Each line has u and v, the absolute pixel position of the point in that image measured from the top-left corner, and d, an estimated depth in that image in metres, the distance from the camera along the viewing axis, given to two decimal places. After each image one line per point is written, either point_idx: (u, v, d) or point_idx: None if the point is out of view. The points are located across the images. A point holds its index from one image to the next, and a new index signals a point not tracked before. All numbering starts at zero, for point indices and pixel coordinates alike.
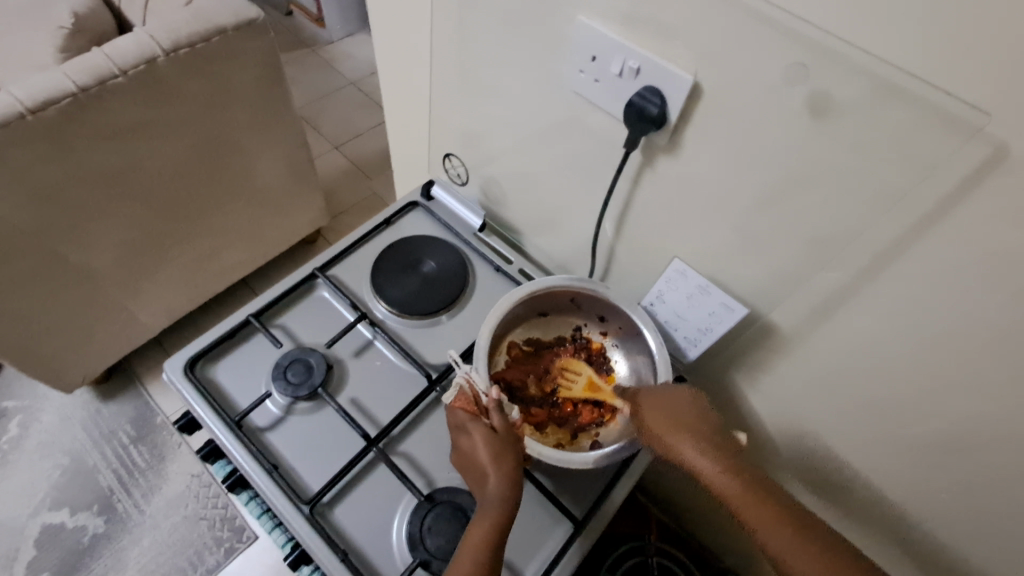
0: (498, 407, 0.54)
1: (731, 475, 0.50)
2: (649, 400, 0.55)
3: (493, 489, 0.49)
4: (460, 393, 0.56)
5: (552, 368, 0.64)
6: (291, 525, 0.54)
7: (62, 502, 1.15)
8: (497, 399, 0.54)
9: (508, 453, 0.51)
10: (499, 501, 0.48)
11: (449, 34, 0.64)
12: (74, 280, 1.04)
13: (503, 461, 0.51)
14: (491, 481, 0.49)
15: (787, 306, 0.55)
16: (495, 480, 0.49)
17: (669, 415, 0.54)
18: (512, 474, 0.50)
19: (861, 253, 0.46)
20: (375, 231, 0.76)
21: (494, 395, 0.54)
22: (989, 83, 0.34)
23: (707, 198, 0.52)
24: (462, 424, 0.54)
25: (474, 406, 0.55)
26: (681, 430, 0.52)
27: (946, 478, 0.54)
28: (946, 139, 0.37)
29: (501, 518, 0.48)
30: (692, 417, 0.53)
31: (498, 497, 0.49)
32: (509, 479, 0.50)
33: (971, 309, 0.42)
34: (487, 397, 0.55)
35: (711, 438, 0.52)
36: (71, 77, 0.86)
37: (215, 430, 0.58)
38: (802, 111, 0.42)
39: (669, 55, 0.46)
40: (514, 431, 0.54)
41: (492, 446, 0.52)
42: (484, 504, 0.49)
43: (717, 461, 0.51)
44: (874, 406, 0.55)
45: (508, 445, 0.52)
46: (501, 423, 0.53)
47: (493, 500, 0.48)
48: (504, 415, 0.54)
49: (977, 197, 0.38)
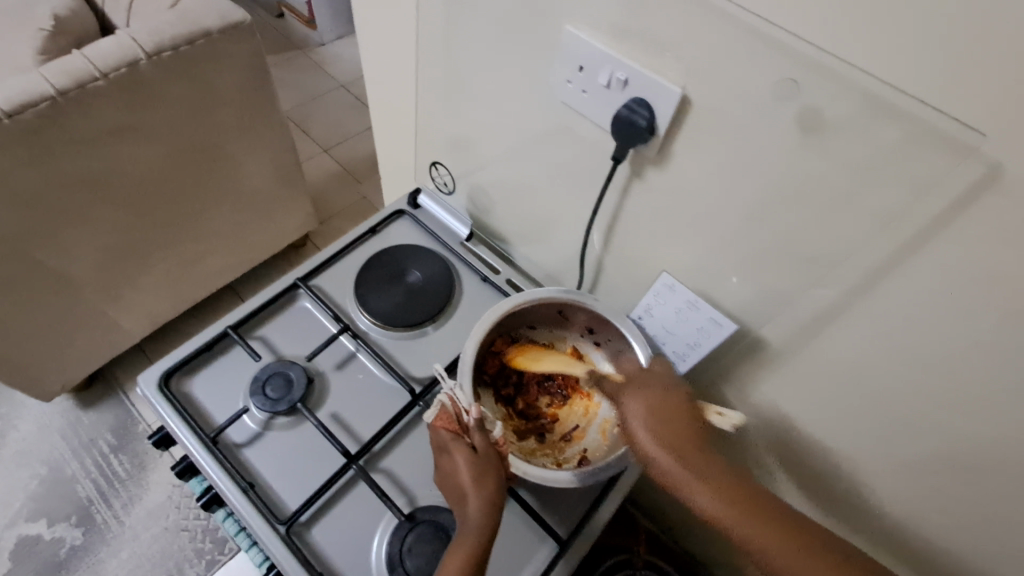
0: (479, 425, 0.52)
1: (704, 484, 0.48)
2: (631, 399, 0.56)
3: (473, 508, 0.48)
4: (441, 410, 0.53)
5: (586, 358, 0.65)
6: (266, 544, 0.53)
7: (39, 513, 1.12)
8: (480, 416, 0.52)
9: (491, 473, 0.50)
10: (479, 525, 0.47)
11: (435, 42, 0.63)
12: (53, 285, 1.01)
13: (486, 483, 0.49)
14: (472, 503, 0.48)
15: (776, 323, 0.54)
16: (476, 502, 0.48)
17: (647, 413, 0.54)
18: (496, 493, 0.49)
19: (852, 272, 0.45)
20: (361, 240, 0.74)
21: (476, 413, 0.52)
22: (984, 105, 0.33)
23: (696, 212, 0.51)
24: (443, 444, 0.52)
25: (455, 425, 0.52)
26: (648, 423, 0.53)
27: (938, 498, 0.54)
28: (940, 159, 0.36)
29: (479, 543, 0.46)
30: (663, 408, 0.54)
31: (478, 522, 0.47)
32: (491, 503, 0.48)
33: (965, 329, 0.41)
34: (469, 414, 0.52)
35: (682, 432, 0.52)
36: (50, 80, 0.84)
37: (190, 446, 0.57)
38: (792, 127, 0.41)
39: (658, 68, 0.45)
40: (496, 449, 0.52)
41: (474, 462, 0.50)
42: (464, 528, 0.47)
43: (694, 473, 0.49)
44: (865, 423, 0.54)
45: (490, 465, 0.50)
46: (482, 442, 0.51)
47: (472, 523, 0.47)
48: (486, 434, 0.52)
49: (974, 214, 0.37)
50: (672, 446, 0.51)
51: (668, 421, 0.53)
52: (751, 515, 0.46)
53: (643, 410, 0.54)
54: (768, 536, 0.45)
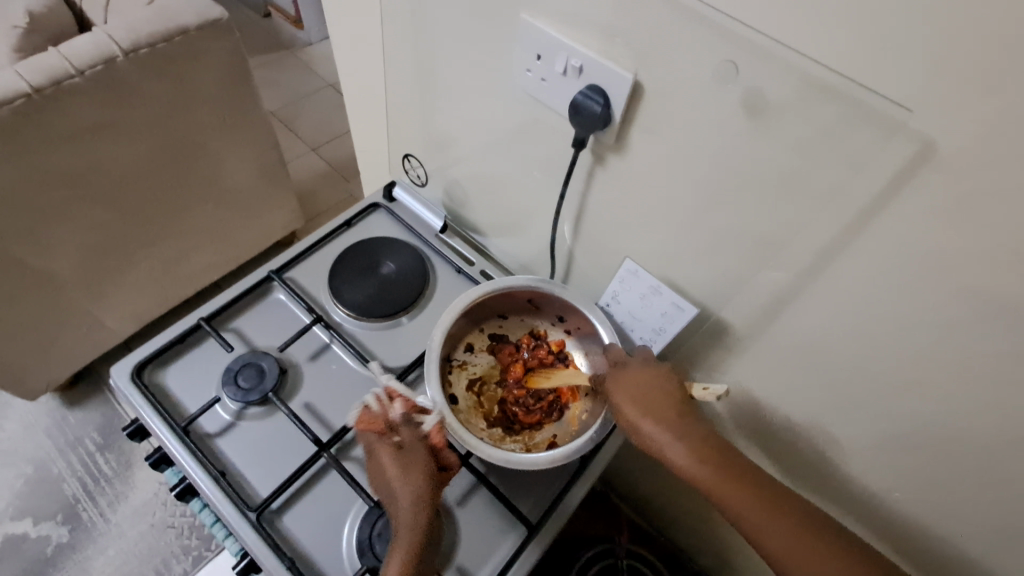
0: (405, 421, 0.54)
1: (697, 460, 0.49)
2: (617, 374, 0.55)
3: (406, 499, 0.49)
4: (364, 414, 0.55)
5: (556, 345, 0.65)
6: (238, 531, 0.53)
7: (24, 511, 1.12)
8: (405, 414, 0.54)
9: (418, 468, 0.51)
10: (410, 522, 0.48)
11: (401, 35, 0.63)
12: (34, 284, 1.02)
13: (414, 479, 0.50)
14: (400, 503, 0.49)
15: (737, 305, 0.55)
16: (404, 501, 0.49)
17: (634, 390, 0.53)
18: (429, 482, 0.50)
19: (803, 252, 0.46)
20: (336, 233, 0.75)
21: (400, 411, 0.54)
22: (913, 82, 0.34)
23: (655, 196, 0.52)
24: (370, 446, 0.53)
25: (381, 424, 0.54)
26: (638, 401, 0.52)
27: (899, 475, 0.55)
28: (875, 138, 0.37)
29: (414, 539, 0.48)
30: (654, 385, 0.53)
31: (409, 521, 0.48)
32: (420, 499, 0.49)
33: (911, 303, 0.42)
34: (393, 413, 0.54)
35: (674, 411, 0.52)
36: (25, 78, 0.85)
37: (162, 436, 0.57)
38: (737, 109, 0.42)
39: (609, 54, 0.45)
40: (425, 442, 0.53)
41: (403, 455, 0.51)
42: (397, 527, 0.49)
43: (689, 448, 0.49)
44: (829, 402, 0.55)
45: (417, 460, 0.51)
46: (409, 438, 0.53)
47: (404, 521, 0.48)
48: (413, 429, 0.54)
49: (909, 189, 0.38)
50: (668, 422, 0.51)
51: (659, 397, 0.53)
52: (744, 489, 0.48)
53: (631, 387, 0.53)
54: (759, 511, 0.47)
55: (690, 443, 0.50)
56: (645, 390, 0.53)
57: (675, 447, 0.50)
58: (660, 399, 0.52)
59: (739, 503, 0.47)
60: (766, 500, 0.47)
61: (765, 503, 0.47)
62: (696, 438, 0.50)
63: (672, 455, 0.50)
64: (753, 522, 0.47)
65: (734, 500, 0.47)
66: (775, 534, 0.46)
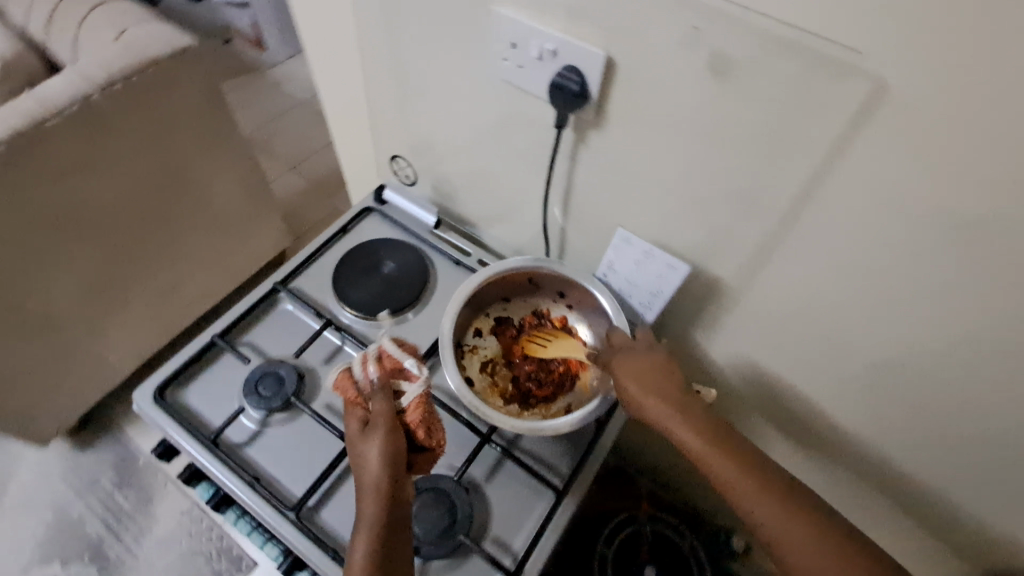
0: (376, 392, 0.54)
1: (704, 442, 0.51)
2: (620, 360, 0.58)
3: (370, 470, 0.50)
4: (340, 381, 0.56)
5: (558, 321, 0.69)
6: (279, 531, 0.55)
7: (50, 556, 1.13)
8: (376, 384, 0.54)
9: (382, 444, 0.51)
10: (371, 508, 0.48)
11: (377, 40, 0.66)
12: (33, 329, 1.02)
13: (374, 460, 0.50)
14: (362, 484, 0.49)
15: (726, 260, 0.58)
16: (365, 483, 0.49)
17: (637, 374, 0.56)
18: (391, 455, 0.50)
19: (781, 199, 0.49)
20: (333, 239, 0.77)
21: (371, 380, 0.54)
22: (860, 26, 0.37)
23: (638, 165, 0.55)
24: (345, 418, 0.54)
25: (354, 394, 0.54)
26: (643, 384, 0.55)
27: (894, 401, 0.58)
28: (833, 82, 0.40)
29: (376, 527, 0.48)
30: (659, 373, 0.56)
31: (371, 507, 0.48)
32: (382, 481, 0.49)
33: (883, 232, 0.46)
34: (364, 382, 0.54)
35: (681, 398, 0.54)
36: (4, 123, 0.85)
37: (192, 451, 0.59)
38: (705, 72, 0.45)
39: (580, 34, 0.48)
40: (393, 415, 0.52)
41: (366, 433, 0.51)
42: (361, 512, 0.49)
43: (696, 433, 0.52)
44: (821, 340, 0.58)
45: (381, 436, 0.51)
46: (376, 410, 0.52)
47: (365, 506, 0.49)
48: (383, 400, 0.53)
49: (870, 125, 0.41)
50: (674, 407, 0.54)
51: (665, 382, 0.55)
52: (750, 475, 0.49)
53: (635, 370, 0.56)
54: (763, 495, 0.48)
55: (695, 428, 0.52)
56: (651, 376, 0.56)
57: (683, 430, 0.52)
58: (667, 386, 0.55)
59: (743, 488, 0.49)
60: (771, 486, 0.49)
61: (769, 489, 0.48)
62: (702, 422, 0.53)
63: (681, 438, 0.52)
64: (759, 507, 0.48)
65: (740, 485, 0.49)
66: (779, 519, 0.47)
